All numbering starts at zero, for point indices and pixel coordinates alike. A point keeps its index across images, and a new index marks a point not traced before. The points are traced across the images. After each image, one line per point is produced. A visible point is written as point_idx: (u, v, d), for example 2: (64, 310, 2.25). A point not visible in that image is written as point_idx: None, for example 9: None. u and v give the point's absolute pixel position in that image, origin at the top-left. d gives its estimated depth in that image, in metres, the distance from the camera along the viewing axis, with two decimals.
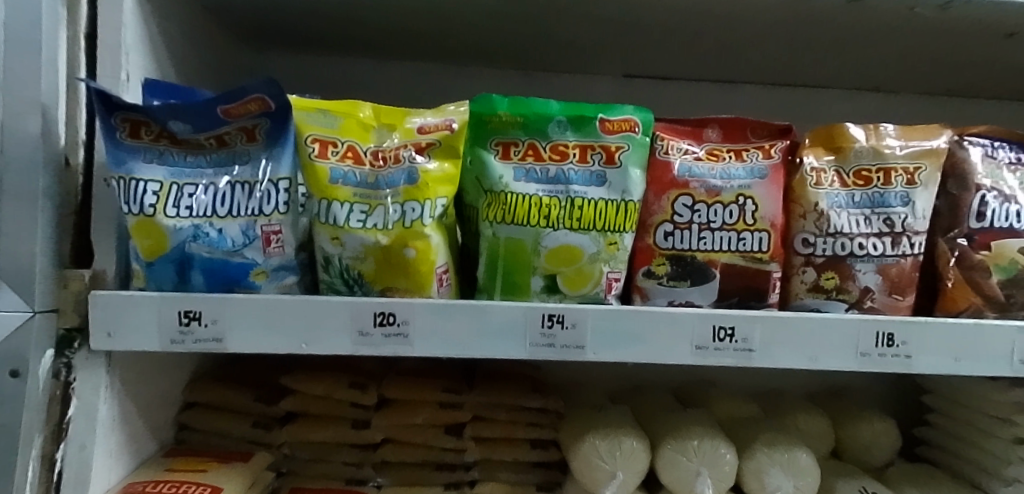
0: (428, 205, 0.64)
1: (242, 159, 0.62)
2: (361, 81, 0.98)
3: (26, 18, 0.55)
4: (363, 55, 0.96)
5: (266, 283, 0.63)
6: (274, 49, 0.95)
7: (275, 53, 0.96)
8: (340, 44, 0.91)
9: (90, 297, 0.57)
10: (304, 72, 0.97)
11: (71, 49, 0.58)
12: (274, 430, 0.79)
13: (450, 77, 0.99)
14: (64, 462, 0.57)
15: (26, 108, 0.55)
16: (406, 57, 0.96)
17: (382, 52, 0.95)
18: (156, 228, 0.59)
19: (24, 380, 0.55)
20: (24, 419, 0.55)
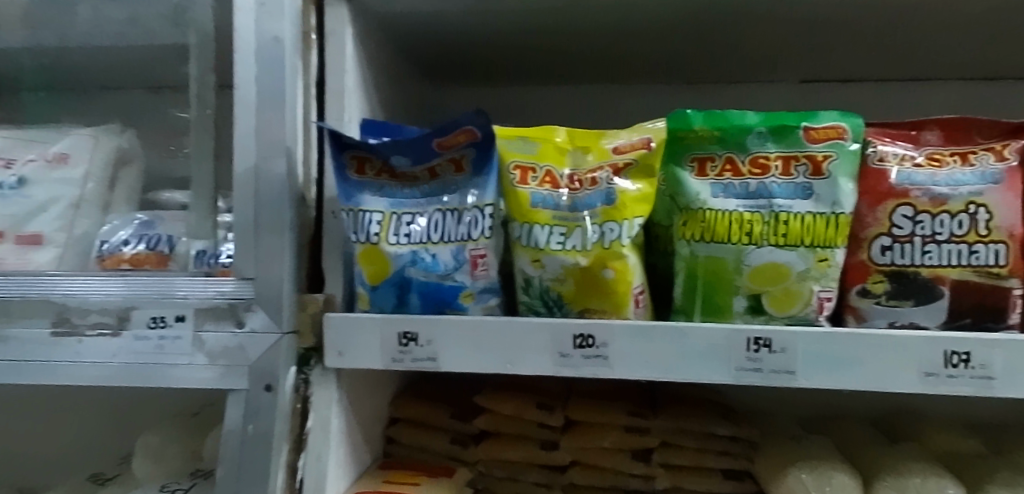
0: (625, 225, 0.63)
1: (451, 188, 0.65)
2: (534, 108, 1.00)
3: (273, 73, 0.61)
4: (536, 82, 0.98)
5: (473, 305, 0.65)
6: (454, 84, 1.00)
7: (454, 88, 1.01)
8: (519, 73, 0.94)
9: (326, 318, 0.63)
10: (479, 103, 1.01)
11: (306, 97, 0.64)
12: (470, 447, 0.79)
13: (621, 99, 0.99)
14: (305, 470, 0.62)
15: (275, 152, 0.61)
16: (578, 81, 0.97)
17: (555, 77, 0.96)
18: (380, 255, 0.63)
19: (275, 394, 0.60)
20: (275, 429, 0.60)
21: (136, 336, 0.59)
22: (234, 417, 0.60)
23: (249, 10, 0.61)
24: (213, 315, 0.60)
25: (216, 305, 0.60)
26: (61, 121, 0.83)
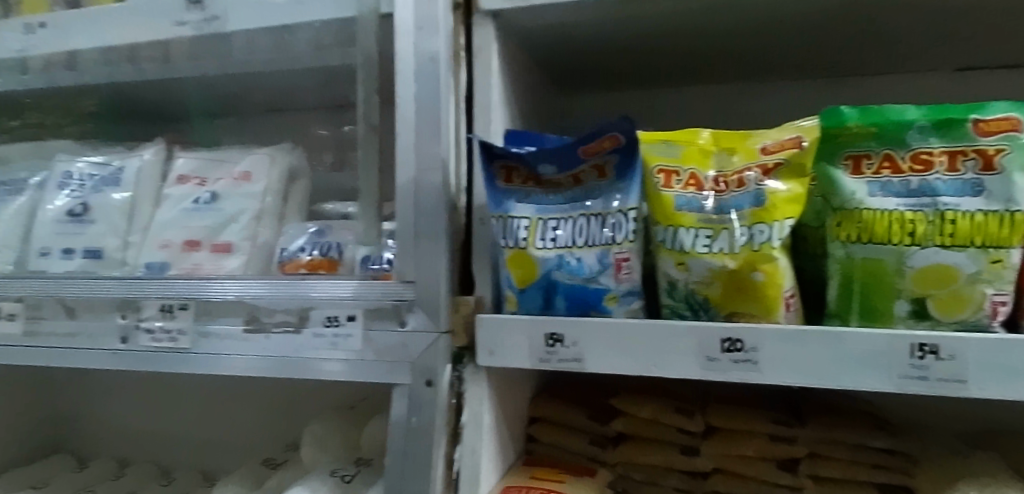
0: (776, 226, 0.61)
1: (594, 194, 0.66)
2: (663, 109, 0.99)
3: (430, 90, 0.65)
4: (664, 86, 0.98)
5: (616, 308, 0.66)
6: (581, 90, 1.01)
7: (581, 96, 1.02)
8: (648, 77, 0.93)
9: (478, 319, 0.67)
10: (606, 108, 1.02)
11: (456, 112, 0.68)
12: (609, 449, 0.80)
13: (753, 99, 0.96)
14: (462, 462, 0.66)
15: (432, 164, 0.65)
16: (708, 82, 0.95)
17: (685, 78, 0.95)
18: (528, 259, 0.66)
19: (435, 389, 0.64)
20: (435, 421, 0.64)
21: (314, 334, 0.65)
22: (399, 410, 0.65)
23: (407, 34, 0.65)
24: (379, 315, 0.65)
25: (381, 305, 0.65)
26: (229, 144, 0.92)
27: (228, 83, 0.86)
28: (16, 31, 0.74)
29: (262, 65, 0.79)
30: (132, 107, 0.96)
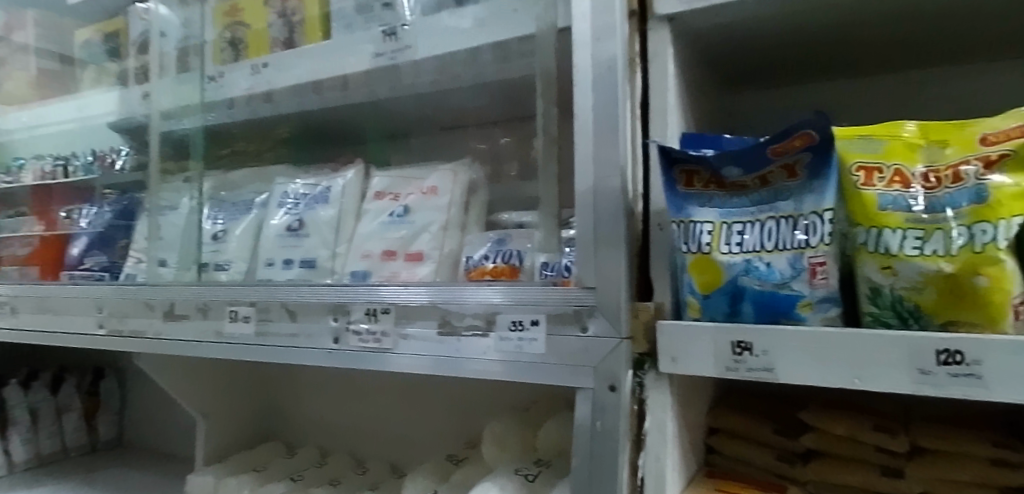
0: (1002, 226, 0.54)
1: (784, 195, 0.62)
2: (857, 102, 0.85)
3: (608, 96, 0.64)
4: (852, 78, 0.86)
5: (812, 315, 0.61)
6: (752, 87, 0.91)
7: (754, 90, 0.91)
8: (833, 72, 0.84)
9: (659, 326, 0.65)
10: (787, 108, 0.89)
11: (632, 123, 0.68)
12: (798, 465, 0.75)
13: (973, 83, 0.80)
14: (646, 469, 0.66)
15: (611, 171, 0.64)
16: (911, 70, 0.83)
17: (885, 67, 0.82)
18: (712, 264, 0.64)
19: (619, 395, 0.64)
20: (620, 427, 0.64)
21: (500, 337, 0.68)
22: (584, 414, 0.66)
23: (586, 45, 0.65)
24: (560, 320, 0.66)
25: (563, 310, 0.65)
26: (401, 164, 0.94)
27: (400, 102, 0.88)
28: (243, 70, 0.84)
29: (437, 87, 0.82)
30: (309, 136, 1.01)
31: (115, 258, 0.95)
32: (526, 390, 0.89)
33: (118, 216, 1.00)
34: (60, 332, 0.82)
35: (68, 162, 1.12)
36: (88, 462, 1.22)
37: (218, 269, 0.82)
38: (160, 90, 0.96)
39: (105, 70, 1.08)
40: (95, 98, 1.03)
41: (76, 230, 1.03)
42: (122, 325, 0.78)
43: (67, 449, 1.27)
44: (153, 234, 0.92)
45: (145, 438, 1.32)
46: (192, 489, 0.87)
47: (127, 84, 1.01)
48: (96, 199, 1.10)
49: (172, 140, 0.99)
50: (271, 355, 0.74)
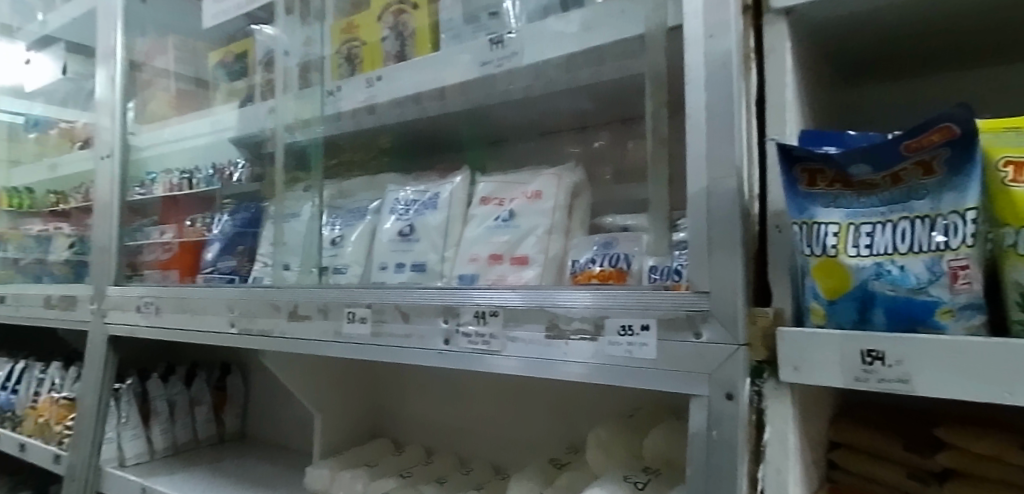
0: None
1: (919, 193, 0.54)
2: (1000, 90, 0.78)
3: (722, 94, 0.62)
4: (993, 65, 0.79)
5: (954, 324, 0.52)
6: (877, 79, 0.84)
7: (878, 84, 0.85)
8: (971, 61, 0.78)
9: (779, 332, 0.59)
10: (916, 102, 0.83)
11: (749, 123, 0.64)
12: (933, 486, 0.68)
13: None
14: (765, 482, 0.61)
15: (726, 172, 0.61)
16: None
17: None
18: (839, 267, 0.57)
19: (737, 403, 0.60)
20: (739, 437, 0.60)
21: (610, 341, 0.66)
22: (699, 421, 0.63)
23: (698, 43, 0.63)
24: (673, 326, 0.64)
25: (676, 315, 0.63)
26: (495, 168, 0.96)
27: (506, 109, 0.90)
28: (358, 84, 0.87)
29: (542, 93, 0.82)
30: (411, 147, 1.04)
31: (244, 262, 1.00)
32: (631, 395, 0.87)
33: (241, 220, 1.04)
34: (197, 330, 0.88)
35: (193, 175, 1.15)
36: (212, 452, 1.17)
37: (337, 273, 0.87)
38: (284, 105, 0.98)
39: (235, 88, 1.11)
40: (228, 115, 1.06)
41: (210, 236, 1.05)
42: (251, 324, 0.84)
43: (201, 442, 1.16)
44: (278, 240, 0.97)
45: (263, 430, 1.22)
46: (310, 481, 0.92)
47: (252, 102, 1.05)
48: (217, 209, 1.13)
49: (295, 152, 1.01)
50: (388, 354, 0.77)
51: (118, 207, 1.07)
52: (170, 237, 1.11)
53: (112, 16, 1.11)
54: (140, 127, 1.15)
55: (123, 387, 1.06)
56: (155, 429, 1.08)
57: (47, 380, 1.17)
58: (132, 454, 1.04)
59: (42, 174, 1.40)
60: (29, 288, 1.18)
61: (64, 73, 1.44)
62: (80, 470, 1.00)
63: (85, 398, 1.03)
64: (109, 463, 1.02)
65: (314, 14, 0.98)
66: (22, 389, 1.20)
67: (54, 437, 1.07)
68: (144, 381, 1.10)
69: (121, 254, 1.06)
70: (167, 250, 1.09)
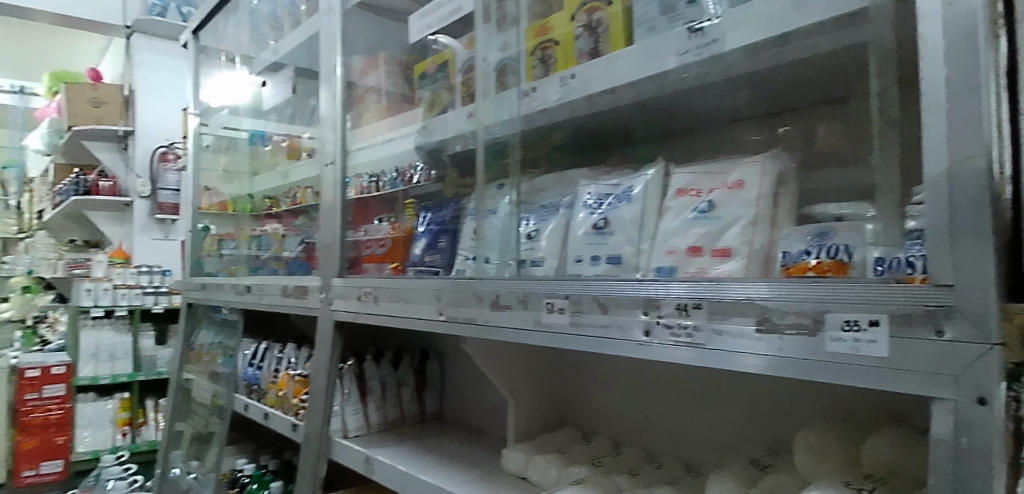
0: None
1: None
2: None
3: (969, 62, 0.52)
4: None
5: None
6: None
7: None
8: None
9: None
10: None
11: (999, 101, 0.54)
12: None
13: None
14: None
15: (974, 149, 0.51)
16: None
17: None
18: None
19: (992, 410, 0.49)
20: (994, 448, 0.50)
21: (830, 337, 0.58)
22: (940, 427, 0.53)
23: (934, 13, 0.54)
24: (908, 321, 0.54)
25: (911, 310, 0.53)
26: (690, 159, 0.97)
27: (697, 97, 0.88)
28: (553, 82, 0.90)
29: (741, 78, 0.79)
30: (588, 140, 1.06)
31: (447, 256, 1.07)
32: (843, 396, 0.82)
33: (444, 218, 1.12)
34: (409, 317, 0.97)
35: (379, 178, 1.27)
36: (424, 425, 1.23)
37: (533, 265, 0.90)
38: (483, 108, 1.04)
39: (437, 95, 1.18)
40: (436, 121, 1.13)
41: (416, 231, 1.15)
42: (457, 312, 0.91)
43: (406, 419, 1.24)
44: (479, 235, 1.03)
45: (455, 413, 1.28)
46: (508, 464, 0.98)
47: (452, 107, 1.12)
48: (396, 209, 1.29)
49: (494, 148, 1.06)
50: (591, 344, 0.78)
51: (341, 207, 1.20)
52: (381, 234, 1.20)
53: (332, 40, 1.25)
54: (359, 137, 1.26)
55: (347, 367, 1.16)
56: (372, 406, 1.16)
57: (285, 358, 1.35)
58: (353, 427, 1.13)
59: (275, 181, 1.63)
60: (269, 281, 1.36)
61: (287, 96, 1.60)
62: (316, 437, 1.11)
63: (319, 375, 1.13)
64: (336, 434, 1.12)
65: (510, 21, 1.03)
66: (266, 366, 1.40)
67: (291, 408, 1.21)
68: (361, 362, 1.20)
69: (343, 250, 1.19)
70: (383, 246, 1.18)
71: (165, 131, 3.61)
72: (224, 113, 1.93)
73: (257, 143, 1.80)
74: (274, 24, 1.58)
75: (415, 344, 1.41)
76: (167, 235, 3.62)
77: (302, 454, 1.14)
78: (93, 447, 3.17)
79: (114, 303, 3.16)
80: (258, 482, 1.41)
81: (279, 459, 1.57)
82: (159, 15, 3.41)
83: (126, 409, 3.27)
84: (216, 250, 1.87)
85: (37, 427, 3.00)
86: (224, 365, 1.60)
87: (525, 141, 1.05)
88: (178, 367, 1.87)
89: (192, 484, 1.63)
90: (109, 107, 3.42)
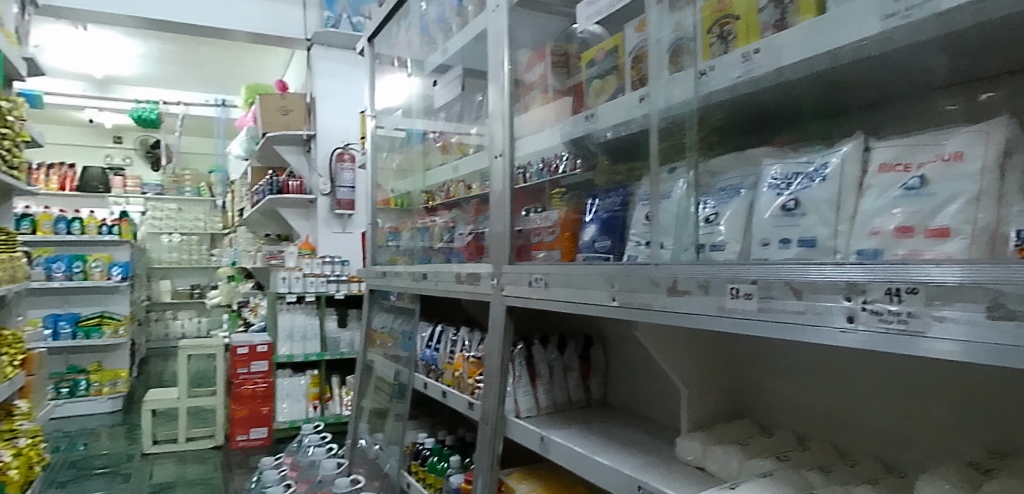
0: None
1: None
2: None
3: None
4: None
5: None
6: None
7: None
8: None
9: None
10: None
11: None
12: None
13: None
14: None
15: None
16: None
17: None
18: None
19: None
20: None
21: None
22: None
23: None
24: None
25: None
26: (890, 132, 0.89)
27: (899, 68, 0.81)
28: (733, 60, 0.87)
29: (955, 41, 0.71)
30: (768, 115, 1.01)
31: (619, 241, 1.07)
32: None
33: (614, 204, 1.13)
34: (584, 303, 1.00)
35: (526, 170, 1.29)
36: (588, 412, 1.25)
37: (715, 250, 0.89)
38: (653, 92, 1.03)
39: (604, 82, 1.17)
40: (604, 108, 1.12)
41: (585, 218, 1.17)
42: (632, 298, 0.91)
43: (573, 404, 1.27)
44: (652, 219, 1.03)
45: (624, 398, 1.29)
46: (683, 452, 0.96)
47: (621, 92, 1.12)
48: (543, 200, 1.30)
49: (671, 129, 1.05)
50: (781, 331, 0.73)
51: (510, 195, 1.26)
52: (551, 221, 1.23)
53: (501, 36, 1.30)
54: (526, 127, 1.30)
55: (518, 349, 1.21)
56: (541, 389, 1.20)
57: (460, 341, 1.42)
58: (525, 408, 1.18)
59: (449, 174, 1.67)
60: (444, 268, 1.45)
61: (457, 92, 1.67)
62: (492, 415, 1.17)
63: (493, 356, 1.19)
64: (510, 413, 1.17)
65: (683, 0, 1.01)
66: (442, 347, 1.49)
67: (468, 388, 1.30)
68: (530, 346, 1.24)
69: (512, 238, 1.25)
70: (552, 233, 1.22)
71: (341, 133, 3.94)
72: (396, 114, 2.08)
73: (428, 140, 1.88)
74: (442, 26, 1.66)
75: (579, 329, 1.43)
76: (347, 228, 3.92)
77: (479, 430, 1.21)
78: (292, 416, 3.54)
79: (303, 289, 3.52)
80: (438, 454, 1.50)
81: (455, 435, 1.66)
82: (333, 26, 3.81)
83: (316, 384, 3.61)
84: (393, 240, 2.01)
85: (247, 398, 3.42)
86: (403, 348, 1.74)
87: (702, 121, 1.03)
88: (363, 349, 2.03)
89: (379, 454, 1.78)
90: (296, 114, 3.85)
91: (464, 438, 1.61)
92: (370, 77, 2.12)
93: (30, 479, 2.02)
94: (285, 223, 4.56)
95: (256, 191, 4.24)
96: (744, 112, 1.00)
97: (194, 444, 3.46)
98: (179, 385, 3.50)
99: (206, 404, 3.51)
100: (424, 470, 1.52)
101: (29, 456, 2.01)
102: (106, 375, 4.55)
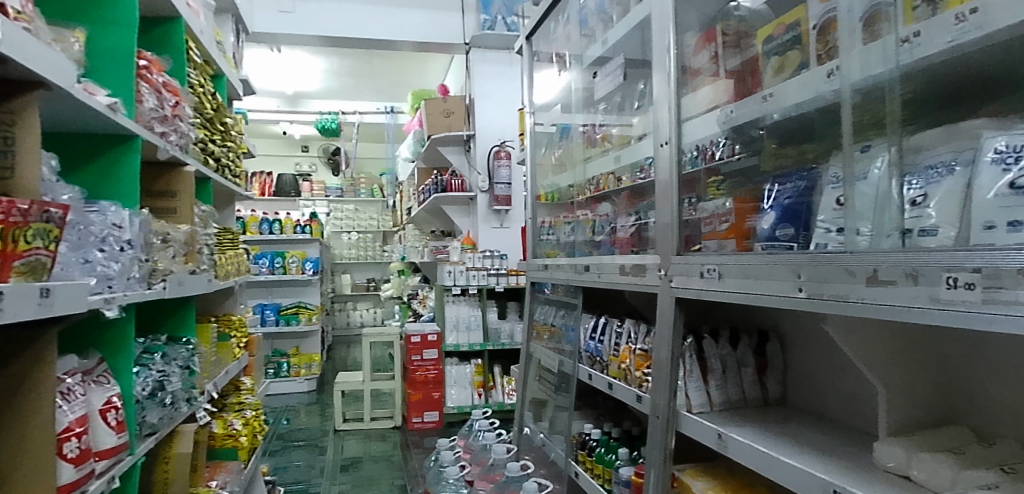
0: None
1: None
2: None
3: None
4: None
5: None
6: None
7: None
8: None
9: None
10: None
11: None
12: None
13: None
14: None
15: None
16: None
17: None
18: None
19: None
20: None
21: None
22: None
23: None
24: None
25: None
26: None
27: None
28: (946, 21, 0.77)
29: None
30: (987, 80, 0.89)
31: (805, 228, 1.01)
32: None
33: (795, 189, 1.06)
34: (766, 295, 0.95)
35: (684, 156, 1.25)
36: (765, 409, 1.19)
37: (924, 235, 0.80)
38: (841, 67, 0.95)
39: (785, 58, 1.10)
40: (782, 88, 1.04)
41: (765, 205, 1.10)
42: (822, 290, 0.85)
43: (749, 402, 1.21)
44: (846, 203, 0.95)
45: (808, 400, 1.20)
46: (882, 458, 0.88)
47: (806, 68, 1.04)
48: (700, 191, 1.28)
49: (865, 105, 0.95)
50: (1012, 326, 0.63)
51: (677, 184, 1.22)
52: (724, 209, 1.18)
53: (666, 21, 1.27)
54: (694, 110, 1.25)
55: (688, 343, 1.18)
56: (714, 384, 1.16)
57: (625, 333, 1.42)
58: (697, 403, 1.15)
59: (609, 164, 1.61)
60: (607, 260, 1.45)
61: (621, 81, 1.66)
62: (663, 409, 1.16)
63: (662, 349, 1.18)
64: (682, 408, 1.15)
65: None
66: (607, 339, 1.50)
67: (635, 381, 1.29)
68: (701, 340, 1.21)
69: (680, 228, 1.22)
70: (724, 222, 1.16)
71: (497, 131, 4.09)
72: (555, 109, 2.12)
73: (585, 133, 1.88)
74: (602, 17, 1.66)
75: (753, 323, 1.36)
76: (505, 223, 4.07)
77: (650, 424, 1.20)
78: (460, 402, 3.74)
79: (467, 282, 3.70)
80: (606, 446, 1.51)
81: (621, 427, 1.66)
82: (489, 28, 3.98)
83: (480, 373, 3.80)
84: (551, 235, 2.05)
85: (420, 382, 3.66)
86: (567, 339, 1.76)
87: (903, 92, 0.92)
88: (526, 340, 2.09)
89: (545, 442, 1.82)
90: (457, 115, 4.06)
91: (631, 432, 1.60)
92: (527, 75, 2.17)
93: (256, 445, 2.33)
94: (448, 219, 4.83)
95: (421, 191, 4.53)
96: (957, 79, 0.89)
97: (377, 423, 3.78)
98: (363, 369, 3.85)
99: (385, 387, 3.82)
100: (591, 460, 1.53)
101: (254, 425, 2.31)
102: (303, 359, 5.12)
